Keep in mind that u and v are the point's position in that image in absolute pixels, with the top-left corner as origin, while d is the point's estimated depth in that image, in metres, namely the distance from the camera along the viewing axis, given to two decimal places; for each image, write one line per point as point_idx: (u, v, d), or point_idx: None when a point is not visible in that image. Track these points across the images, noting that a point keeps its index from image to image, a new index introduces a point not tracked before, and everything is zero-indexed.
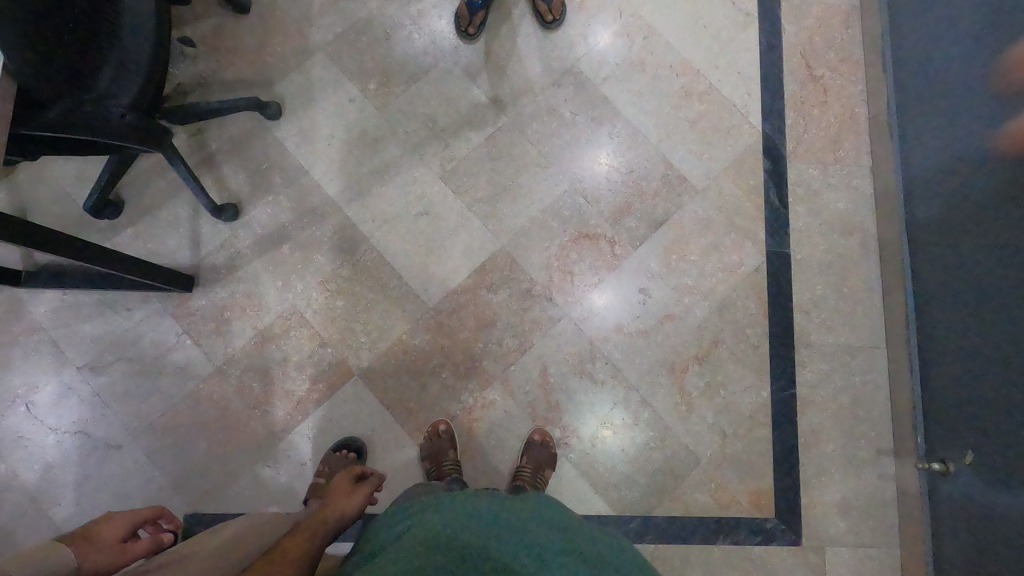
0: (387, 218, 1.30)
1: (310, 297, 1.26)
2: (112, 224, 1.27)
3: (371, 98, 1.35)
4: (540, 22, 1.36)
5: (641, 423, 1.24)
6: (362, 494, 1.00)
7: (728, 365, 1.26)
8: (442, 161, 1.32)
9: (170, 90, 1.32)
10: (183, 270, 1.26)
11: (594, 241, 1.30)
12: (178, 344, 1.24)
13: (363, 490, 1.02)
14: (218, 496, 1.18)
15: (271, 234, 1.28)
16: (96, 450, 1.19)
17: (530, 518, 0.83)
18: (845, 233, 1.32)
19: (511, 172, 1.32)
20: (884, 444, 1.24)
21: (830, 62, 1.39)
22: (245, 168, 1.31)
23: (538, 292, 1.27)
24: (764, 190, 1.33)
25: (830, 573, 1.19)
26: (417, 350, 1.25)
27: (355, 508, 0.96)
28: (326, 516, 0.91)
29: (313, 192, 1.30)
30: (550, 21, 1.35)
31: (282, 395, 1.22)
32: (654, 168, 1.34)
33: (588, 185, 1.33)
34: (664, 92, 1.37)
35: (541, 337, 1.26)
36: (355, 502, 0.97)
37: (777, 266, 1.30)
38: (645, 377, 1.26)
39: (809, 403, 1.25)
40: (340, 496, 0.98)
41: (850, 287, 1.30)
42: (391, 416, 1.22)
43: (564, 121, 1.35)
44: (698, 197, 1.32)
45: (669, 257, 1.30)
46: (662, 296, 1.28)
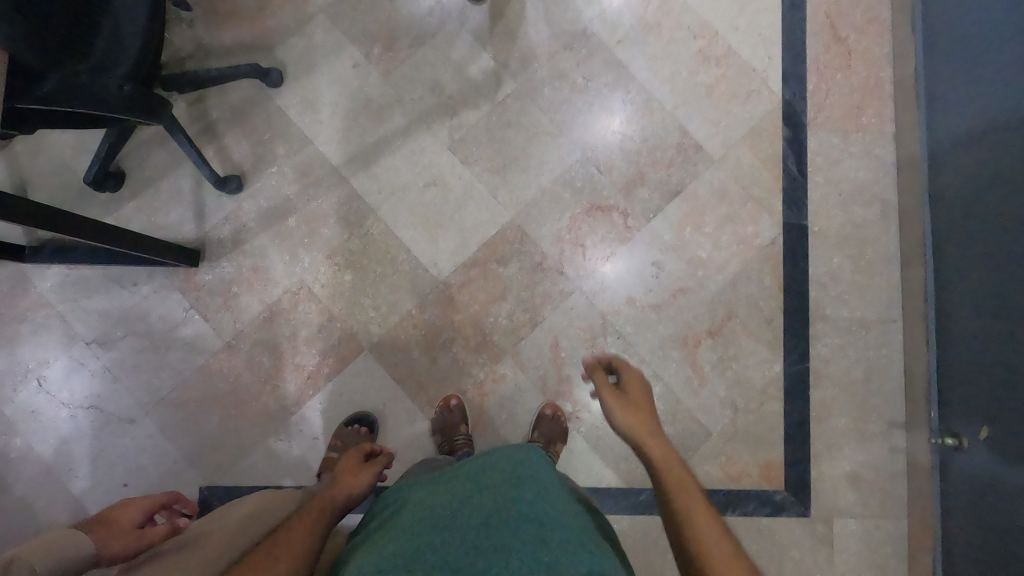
0: (394, 189, 1.27)
1: (318, 271, 1.25)
2: (114, 197, 1.25)
3: (376, 63, 1.30)
4: None
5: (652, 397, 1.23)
6: (372, 474, 1.01)
7: (741, 339, 1.24)
8: (450, 130, 1.28)
9: (168, 57, 1.28)
10: (188, 244, 1.24)
11: (606, 213, 1.27)
12: (186, 319, 1.23)
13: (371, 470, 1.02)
14: (233, 469, 1.19)
15: (276, 206, 1.26)
16: (109, 424, 1.20)
17: (527, 480, 0.80)
18: (865, 204, 1.28)
19: (521, 141, 1.28)
20: (896, 418, 1.23)
21: (856, 22, 1.32)
22: (247, 138, 1.27)
23: (549, 265, 1.25)
24: (782, 160, 1.29)
25: (837, 544, 1.20)
26: (427, 324, 1.24)
27: (366, 487, 0.96)
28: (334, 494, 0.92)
29: (317, 163, 1.27)
30: None
31: (292, 370, 1.22)
32: (669, 136, 1.29)
33: (601, 154, 1.28)
34: (681, 56, 1.31)
35: (553, 312, 1.24)
36: (364, 482, 0.98)
37: (793, 238, 1.27)
38: (657, 352, 1.24)
39: (822, 377, 1.24)
40: (350, 475, 0.98)
41: (868, 259, 1.27)
42: (401, 390, 1.22)
43: (577, 87, 1.30)
44: (714, 167, 1.28)
45: (683, 228, 1.27)
46: (675, 269, 1.26)
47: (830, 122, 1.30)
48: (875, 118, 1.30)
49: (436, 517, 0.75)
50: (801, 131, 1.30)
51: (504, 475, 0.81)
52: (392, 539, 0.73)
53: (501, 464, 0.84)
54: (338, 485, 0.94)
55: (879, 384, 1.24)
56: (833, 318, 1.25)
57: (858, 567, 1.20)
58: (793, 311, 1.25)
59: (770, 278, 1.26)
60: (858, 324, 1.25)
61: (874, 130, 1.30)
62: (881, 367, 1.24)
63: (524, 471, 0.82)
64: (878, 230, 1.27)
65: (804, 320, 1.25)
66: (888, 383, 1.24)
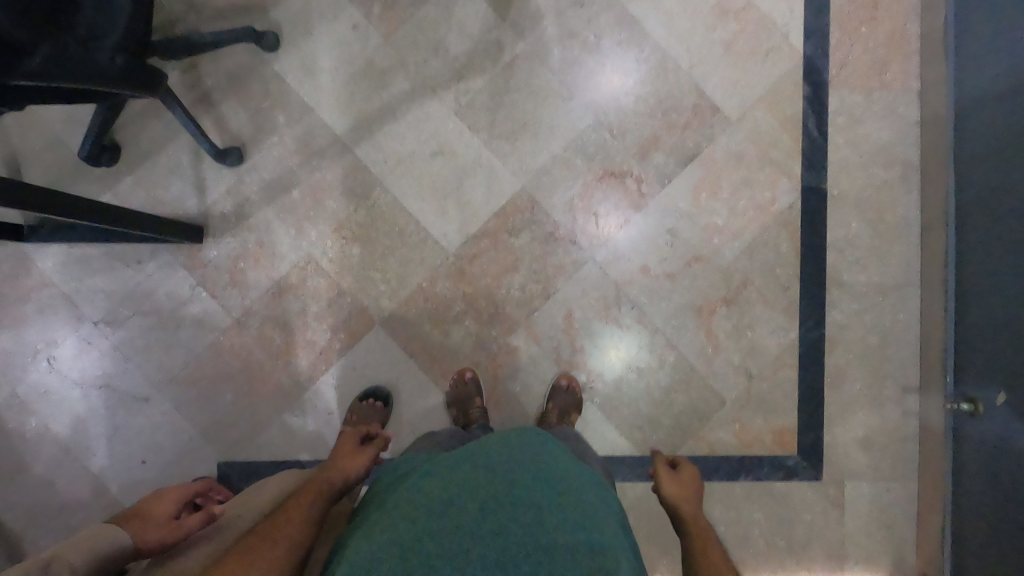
0: (400, 159, 1.22)
1: (325, 245, 1.22)
2: (111, 171, 1.21)
3: (376, 23, 1.23)
4: None
5: (667, 366, 1.23)
6: (369, 456, 0.99)
7: (757, 307, 1.23)
8: (457, 95, 1.23)
9: (157, 20, 1.21)
10: (190, 220, 1.21)
11: (620, 179, 1.23)
12: (194, 297, 1.21)
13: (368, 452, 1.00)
14: (249, 445, 1.20)
15: (279, 178, 1.22)
16: (123, 403, 1.20)
17: (524, 463, 0.79)
18: (886, 165, 1.24)
19: (530, 105, 1.23)
20: (911, 382, 1.23)
21: None
22: (245, 107, 1.22)
23: (561, 235, 1.22)
24: (802, 120, 1.24)
25: (848, 505, 1.22)
26: (438, 298, 1.22)
27: (360, 472, 0.94)
28: (330, 479, 0.90)
29: (320, 132, 1.22)
30: None
31: (304, 346, 1.21)
32: (685, 97, 1.24)
33: (613, 118, 1.23)
34: (697, 11, 1.24)
35: (566, 282, 1.22)
36: (361, 465, 0.96)
37: (812, 202, 1.24)
38: (671, 321, 1.23)
39: (838, 343, 1.23)
40: (347, 457, 0.96)
41: (887, 223, 1.24)
42: (414, 364, 1.22)
43: (588, 46, 1.24)
44: (731, 130, 1.24)
45: (699, 194, 1.23)
46: (690, 237, 1.23)
47: (853, 79, 1.25)
48: (900, 74, 1.25)
49: (434, 501, 0.73)
50: (822, 89, 1.24)
51: (501, 459, 0.80)
52: (390, 526, 0.71)
53: (503, 451, 0.82)
54: (334, 468, 0.92)
55: (895, 349, 1.23)
56: (850, 284, 1.23)
57: (868, 527, 1.22)
58: (809, 277, 1.23)
59: (787, 244, 1.23)
60: (875, 290, 1.23)
61: (899, 87, 1.25)
62: (897, 332, 1.23)
63: (521, 454, 0.81)
64: (898, 192, 1.24)
65: (820, 287, 1.23)
66: (903, 348, 1.23)
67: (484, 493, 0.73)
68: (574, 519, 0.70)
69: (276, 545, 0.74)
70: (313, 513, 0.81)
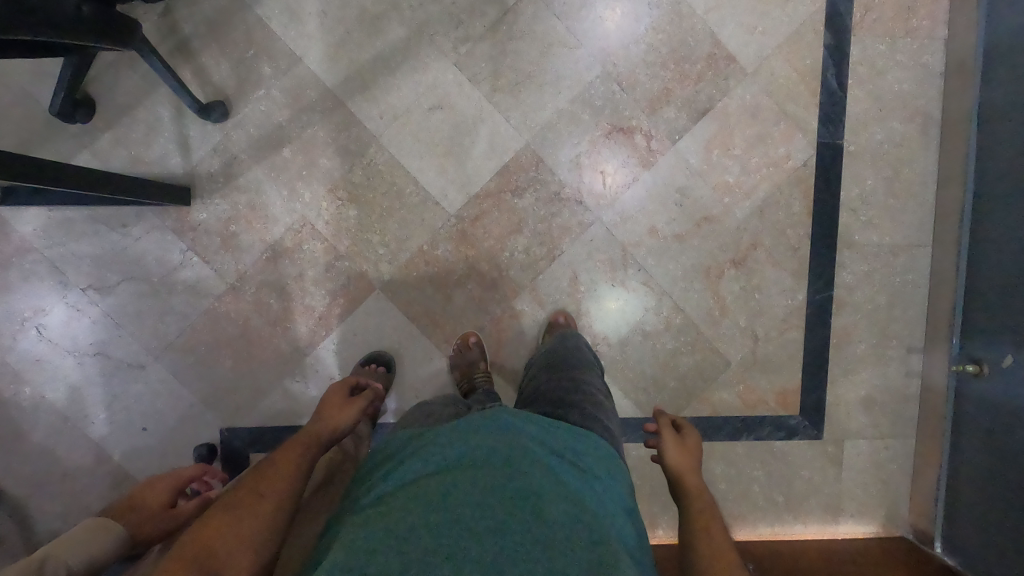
0: (397, 114, 1.15)
1: (319, 207, 1.16)
2: (86, 128, 1.13)
3: None
4: None
5: (672, 329, 1.21)
6: (359, 407, 0.95)
7: (766, 269, 1.20)
8: (456, 43, 1.14)
9: None
10: (176, 181, 1.14)
11: (629, 136, 1.17)
12: (185, 262, 1.16)
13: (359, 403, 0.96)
14: (251, 411, 1.19)
15: (268, 135, 1.15)
16: (119, 371, 1.17)
17: (522, 443, 0.71)
18: (906, 120, 1.19)
19: (535, 54, 1.15)
20: (915, 343, 1.23)
21: None
22: (228, 57, 1.13)
23: (567, 195, 1.17)
24: (822, 71, 1.18)
25: (846, 462, 1.25)
26: (439, 261, 1.18)
27: (350, 424, 0.90)
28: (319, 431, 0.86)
29: (309, 85, 1.14)
30: None
31: (302, 312, 1.18)
32: (699, 45, 1.16)
33: (623, 68, 1.16)
34: None
35: (571, 245, 1.19)
36: (350, 415, 0.92)
37: (828, 159, 1.19)
38: (678, 284, 1.20)
39: (846, 305, 1.22)
40: (336, 409, 0.92)
41: (903, 181, 1.20)
42: (417, 329, 1.19)
43: None
44: (747, 81, 1.17)
45: (711, 152, 1.18)
46: (701, 197, 1.18)
47: (878, 25, 1.17)
48: (927, 20, 1.17)
49: (424, 483, 0.64)
50: (845, 36, 1.17)
51: (497, 436, 0.72)
52: (377, 514, 0.62)
53: (502, 435, 0.72)
54: (322, 421, 0.89)
55: (902, 310, 1.22)
56: (861, 244, 1.21)
57: (864, 483, 1.25)
58: (821, 237, 1.20)
59: (799, 203, 1.19)
60: (886, 250, 1.21)
61: (925, 34, 1.17)
62: (905, 293, 1.22)
63: (522, 433, 0.73)
64: (917, 149, 1.19)
65: (831, 247, 1.20)
66: (911, 309, 1.22)
67: (478, 482, 0.63)
68: (576, 518, 0.61)
69: (263, 499, 0.70)
70: (301, 468, 0.77)
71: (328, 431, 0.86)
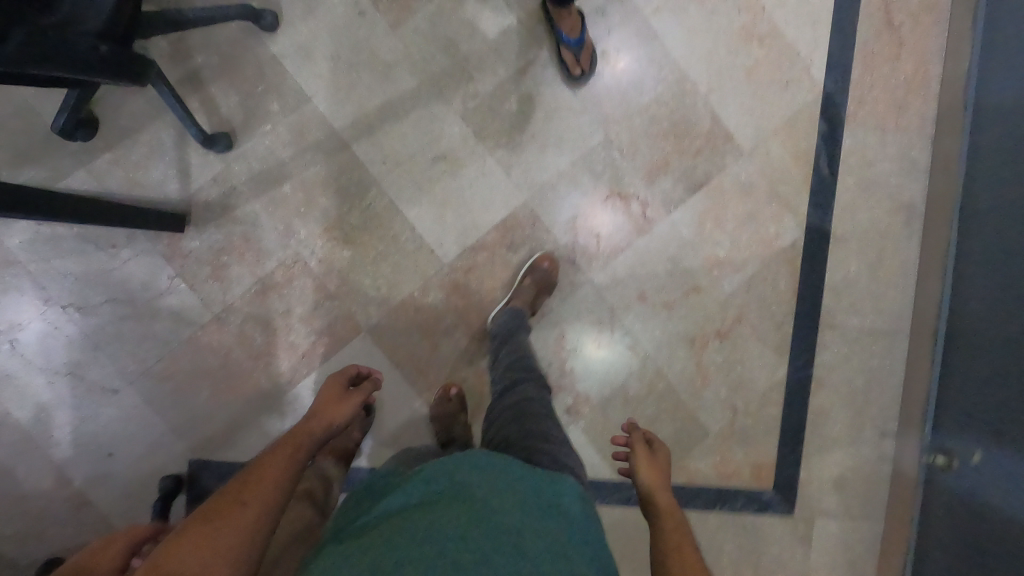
0: (400, 160, 1.16)
1: (314, 245, 1.16)
2: (86, 146, 1.12)
3: (384, 11, 1.15)
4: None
5: (654, 394, 1.22)
6: (350, 407, 0.91)
7: (750, 342, 1.22)
8: (464, 97, 1.17)
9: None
10: (172, 207, 1.14)
11: (626, 202, 1.19)
12: (171, 288, 1.15)
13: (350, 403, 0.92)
14: (223, 445, 1.16)
15: (269, 170, 1.15)
16: (91, 393, 1.14)
17: (508, 485, 0.69)
18: (892, 210, 1.23)
19: (541, 115, 1.18)
20: (889, 427, 1.25)
21: (912, 7, 1.21)
22: (238, 90, 1.14)
23: (560, 255, 1.19)
24: (814, 157, 1.22)
25: (816, 541, 1.25)
26: (428, 308, 1.18)
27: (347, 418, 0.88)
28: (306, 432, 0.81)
29: (315, 124, 1.15)
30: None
31: (285, 348, 1.17)
32: (699, 121, 1.20)
33: (625, 136, 1.19)
34: (721, 33, 1.19)
35: (561, 303, 1.20)
36: (348, 409, 0.90)
37: (816, 241, 1.22)
38: (663, 350, 1.22)
39: (824, 384, 1.24)
40: (324, 410, 0.88)
41: (886, 268, 1.23)
42: (399, 374, 1.18)
43: (605, 59, 1.18)
44: (743, 160, 1.20)
45: (704, 224, 1.20)
46: (691, 267, 1.21)
47: (870, 118, 1.22)
48: (916, 118, 1.22)
49: (407, 521, 0.63)
50: (839, 126, 1.22)
51: (485, 476, 0.71)
52: (354, 551, 0.60)
53: (489, 475, 0.71)
54: (309, 425, 0.84)
55: (878, 394, 1.24)
56: (843, 326, 1.23)
57: (832, 563, 1.25)
58: (804, 317, 1.23)
59: (785, 281, 1.22)
60: (866, 334, 1.24)
61: (914, 131, 1.22)
62: (882, 377, 1.24)
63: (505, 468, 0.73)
64: (901, 239, 1.23)
65: (813, 327, 1.23)
66: (886, 393, 1.24)
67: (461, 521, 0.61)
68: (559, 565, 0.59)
69: (248, 505, 0.65)
70: (287, 473, 0.71)
71: (315, 434, 0.82)
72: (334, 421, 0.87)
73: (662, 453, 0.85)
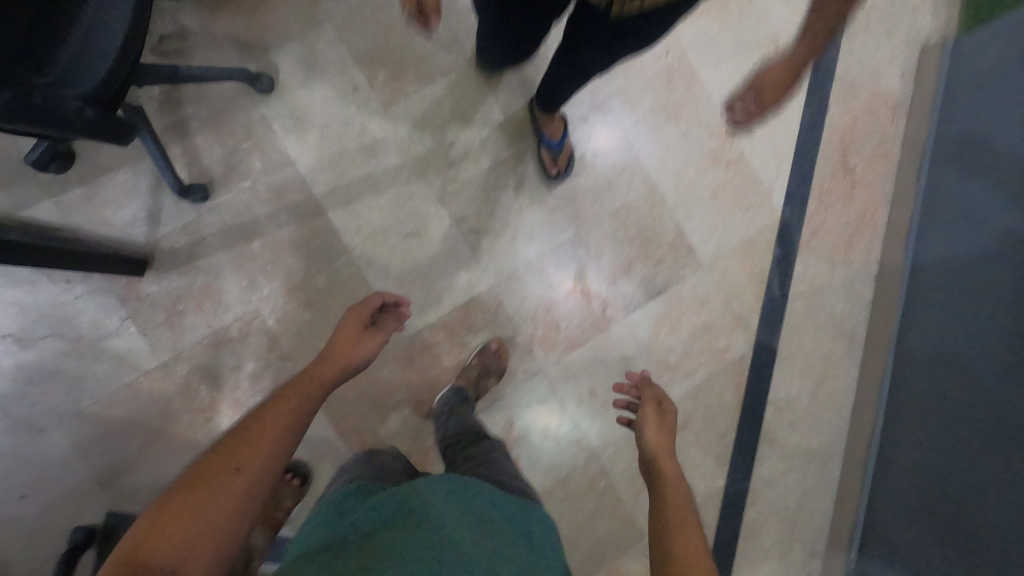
0: (374, 232, 1.19)
1: (275, 304, 1.16)
2: (58, 178, 1.12)
3: (378, 90, 1.20)
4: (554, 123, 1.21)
5: (595, 490, 1.23)
6: (362, 354, 0.85)
7: (692, 449, 1.25)
8: (444, 180, 1.21)
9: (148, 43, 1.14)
10: (136, 249, 1.13)
11: (588, 298, 1.23)
12: (120, 330, 1.13)
13: (365, 348, 0.86)
14: (147, 499, 1.12)
15: (241, 226, 1.16)
16: (14, 429, 1.09)
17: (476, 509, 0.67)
18: (834, 337, 1.30)
19: (516, 206, 1.22)
20: (818, 548, 1.27)
21: (866, 154, 1.32)
22: (222, 144, 1.16)
23: (519, 342, 1.22)
24: (767, 278, 1.29)
25: None
26: (381, 380, 1.18)
27: (361, 363, 0.84)
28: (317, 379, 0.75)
29: (294, 187, 1.17)
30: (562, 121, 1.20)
31: (229, 405, 1.14)
32: (664, 231, 1.26)
33: (593, 236, 1.24)
34: (693, 153, 1.28)
35: (514, 389, 1.22)
36: (362, 355, 0.85)
37: (762, 357, 1.28)
38: (608, 447, 1.23)
39: (759, 498, 1.26)
40: (337, 354, 0.82)
41: (826, 391, 1.29)
42: (342, 444, 1.17)
43: (582, 163, 1.25)
44: (701, 272, 1.26)
45: (660, 329, 1.25)
46: (643, 369, 1.24)
47: (821, 249, 1.30)
48: (863, 253, 1.31)
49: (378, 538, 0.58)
50: (792, 252, 1.29)
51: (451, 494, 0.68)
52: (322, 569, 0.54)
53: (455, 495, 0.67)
54: (319, 369, 0.78)
55: (810, 513, 1.28)
56: (781, 443, 1.27)
57: None
58: (745, 429, 1.27)
59: (731, 393, 1.26)
60: (802, 453, 1.28)
61: (859, 265, 1.31)
62: (814, 497, 1.28)
63: (477, 502, 0.68)
64: (841, 365, 1.29)
65: (754, 440, 1.27)
66: (818, 512, 1.27)
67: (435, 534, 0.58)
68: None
69: (241, 473, 0.60)
70: (291, 432, 0.66)
71: (325, 384, 0.76)
72: (345, 365, 0.81)
73: (671, 417, 0.92)
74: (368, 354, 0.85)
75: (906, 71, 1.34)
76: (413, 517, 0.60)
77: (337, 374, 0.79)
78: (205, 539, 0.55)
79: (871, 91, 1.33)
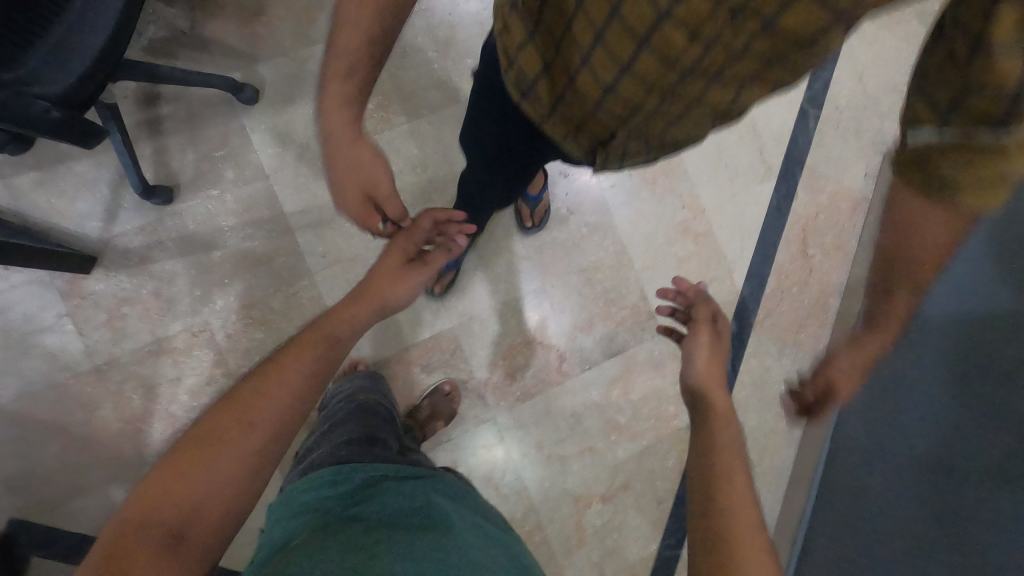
0: (340, 258, 1.17)
1: (227, 318, 1.12)
2: (13, 161, 1.06)
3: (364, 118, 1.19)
4: (518, 223, 1.23)
5: (529, 544, 1.22)
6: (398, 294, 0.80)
7: (630, 512, 1.25)
8: (419, 215, 1.20)
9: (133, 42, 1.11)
10: (86, 244, 1.08)
11: (546, 350, 1.24)
12: (56, 326, 1.07)
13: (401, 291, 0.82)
14: (57, 509, 1.05)
15: (203, 234, 1.12)
16: None
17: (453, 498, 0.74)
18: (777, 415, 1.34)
19: (487, 250, 1.23)
20: None
21: (825, 244, 1.39)
22: (195, 148, 1.13)
23: (472, 386, 1.21)
24: None
25: None
26: None
27: (401, 303, 0.81)
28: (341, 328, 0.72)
29: (264, 203, 1.15)
30: (528, 226, 1.23)
31: (162, 418, 1.09)
32: (628, 293, 1.29)
33: (559, 290, 1.26)
34: (665, 220, 1.31)
35: (460, 432, 1.21)
36: (403, 293, 0.81)
37: None
38: (548, 501, 1.23)
39: None
40: (370, 294, 0.78)
41: None
42: None
43: (557, 216, 1.26)
44: (659, 338, 1.29)
45: (612, 389, 1.26)
46: (591, 427, 1.25)
47: (774, 329, 1.35)
48: (812, 338, 1.37)
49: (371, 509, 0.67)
50: (747, 329, 1.34)
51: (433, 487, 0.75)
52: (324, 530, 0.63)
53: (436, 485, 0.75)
54: (346, 314, 0.75)
55: None
56: None
57: None
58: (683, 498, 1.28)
59: (673, 460, 1.28)
60: None
61: (808, 349, 1.36)
62: None
63: (451, 492, 0.75)
64: None
65: None
66: None
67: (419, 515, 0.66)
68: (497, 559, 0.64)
69: (248, 434, 0.60)
70: (302, 395, 0.65)
71: (349, 332, 0.73)
72: (379, 305, 0.78)
73: (724, 340, 0.78)
74: (407, 297, 0.81)
75: (869, 172, 1.42)
76: (400, 500, 0.68)
77: (364, 319, 0.75)
78: (206, 506, 0.57)
79: (835, 185, 1.40)
